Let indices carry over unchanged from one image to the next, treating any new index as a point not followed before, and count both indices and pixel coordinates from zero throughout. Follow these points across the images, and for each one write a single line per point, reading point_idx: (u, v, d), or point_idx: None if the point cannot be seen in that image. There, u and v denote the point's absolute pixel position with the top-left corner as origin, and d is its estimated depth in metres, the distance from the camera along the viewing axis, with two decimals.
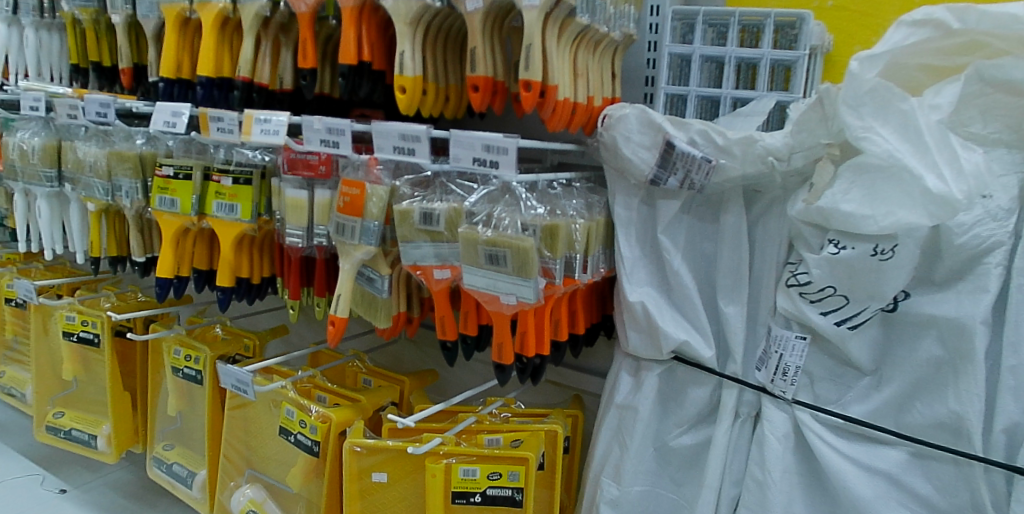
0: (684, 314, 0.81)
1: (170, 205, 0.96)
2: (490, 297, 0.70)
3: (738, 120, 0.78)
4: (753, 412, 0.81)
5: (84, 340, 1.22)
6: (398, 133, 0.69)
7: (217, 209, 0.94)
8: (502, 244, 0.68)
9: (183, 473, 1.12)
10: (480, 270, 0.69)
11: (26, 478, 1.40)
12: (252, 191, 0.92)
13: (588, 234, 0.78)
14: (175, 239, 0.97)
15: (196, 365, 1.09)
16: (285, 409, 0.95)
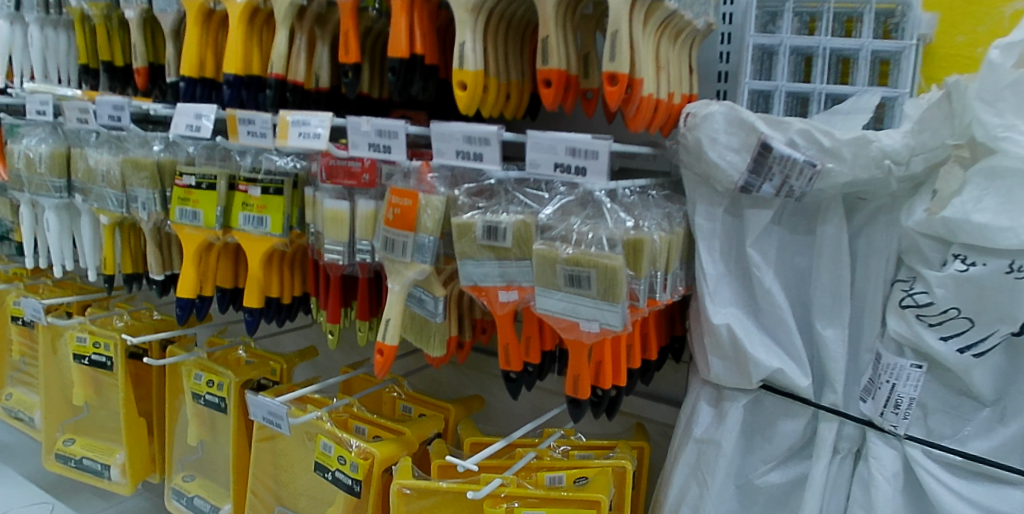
0: (776, 338, 0.72)
1: (192, 218, 0.87)
2: (568, 323, 0.61)
3: (837, 118, 0.70)
4: (854, 447, 0.70)
5: (97, 363, 1.13)
6: (462, 135, 0.61)
7: (243, 222, 0.85)
8: (585, 263, 0.59)
9: (206, 508, 1.05)
10: (557, 292, 0.61)
11: (34, 507, 1.31)
12: (283, 201, 0.83)
13: (668, 248, 0.69)
14: (197, 255, 0.89)
15: (220, 391, 1.00)
16: (320, 442, 0.85)
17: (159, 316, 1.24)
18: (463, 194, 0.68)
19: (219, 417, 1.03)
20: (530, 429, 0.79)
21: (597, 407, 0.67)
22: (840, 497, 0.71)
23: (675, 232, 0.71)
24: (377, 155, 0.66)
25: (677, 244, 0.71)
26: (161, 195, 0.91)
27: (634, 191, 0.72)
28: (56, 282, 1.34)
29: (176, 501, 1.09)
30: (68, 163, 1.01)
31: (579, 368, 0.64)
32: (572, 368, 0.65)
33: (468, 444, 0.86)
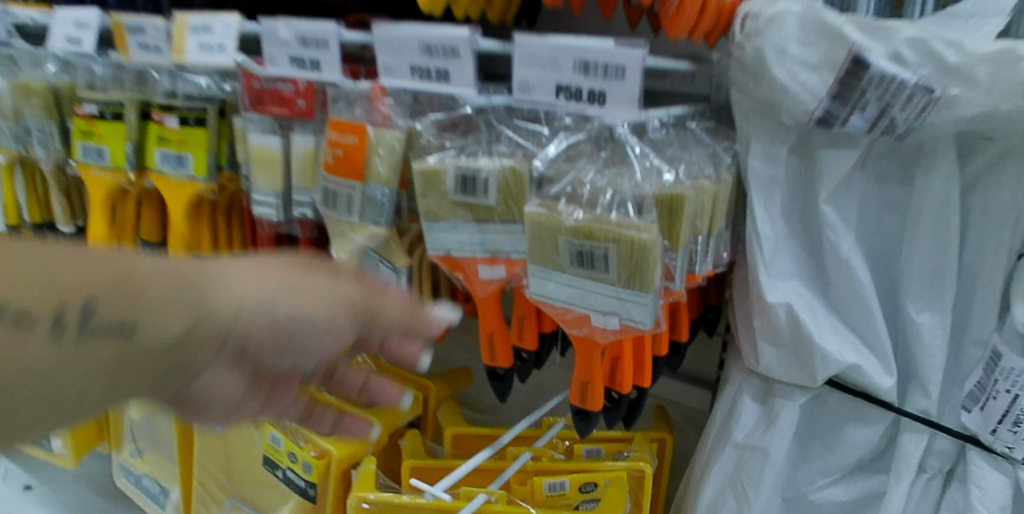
0: (851, 322, 0.54)
1: (97, 157, 0.69)
2: (576, 316, 0.44)
3: (957, 24, 0.49)
4: (946, 467, 0.54)
5: None
6: (417, 44, 0.42)
7: (160, 162, 0.67)
8: (600, 235, 0.41)
9: (154, 489, 0.87)
10: (560, 273, 0.44)
11: None
12: (206, 134, 0.65)
13: (711, 205, 0.50)
14: (109, 202, 0.71)
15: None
16: (268, 434, 0.68)
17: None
18: (431, 132, 0.48)
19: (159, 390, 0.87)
20: (525, 426, 0.62)
21: (611, 417, 0.51)
22: None
23: (719, 181, 0.52)
24: (301, 74, 0.47)
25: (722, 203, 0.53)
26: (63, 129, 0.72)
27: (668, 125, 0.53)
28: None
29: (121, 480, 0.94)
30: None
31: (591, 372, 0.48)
32: (580, 372, 0.48)
33: (450, 437, 0.69)
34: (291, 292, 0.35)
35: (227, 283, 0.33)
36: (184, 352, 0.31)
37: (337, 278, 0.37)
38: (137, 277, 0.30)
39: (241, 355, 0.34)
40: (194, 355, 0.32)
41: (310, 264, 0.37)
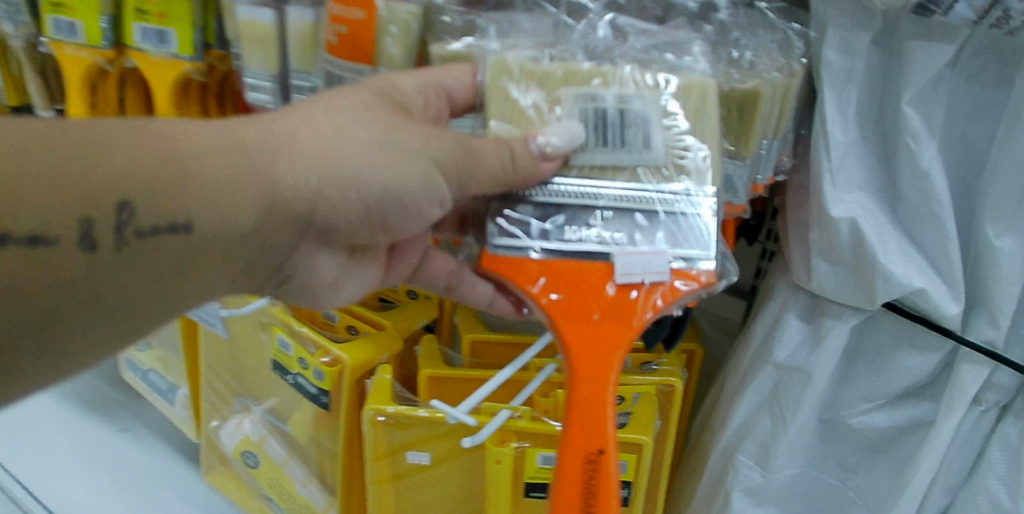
0: (921, 242, 0.48)
1: (70, 32, 0.60)
2: (594, 266, 0.41)
3: None
4: (1002, 401, 0.50)
5: None
6: None
7: (139, 38, 0.58)
8: (635, 94, 0.42)
9: (161, 386, 0.85)
10: (576, 160, 0.42)
11: None
12: (189, 5, 0.56)
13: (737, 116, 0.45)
14: (87, 84, 0.63)
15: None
16: (276, 338, 0.64)
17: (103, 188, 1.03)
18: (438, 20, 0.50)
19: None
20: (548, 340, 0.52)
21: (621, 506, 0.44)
22: (967, 456, 0.52)
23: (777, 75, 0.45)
24: None
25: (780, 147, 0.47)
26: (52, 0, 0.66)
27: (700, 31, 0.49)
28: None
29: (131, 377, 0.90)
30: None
31: (592, 416, 0.41)
32: (573, 401, 0.41)
33: (469, 346, 0.63)
34: (364, 158, 0.39)
35: (289, 159, 0.37)
36: (268, 230, 0.39)
37: (427, 143, 0.40)
38: (187, 165, 0.35)
39: (331, 232, 0.42)
40: (271, 236, 0.39)
41: (404, 116, 0.41)
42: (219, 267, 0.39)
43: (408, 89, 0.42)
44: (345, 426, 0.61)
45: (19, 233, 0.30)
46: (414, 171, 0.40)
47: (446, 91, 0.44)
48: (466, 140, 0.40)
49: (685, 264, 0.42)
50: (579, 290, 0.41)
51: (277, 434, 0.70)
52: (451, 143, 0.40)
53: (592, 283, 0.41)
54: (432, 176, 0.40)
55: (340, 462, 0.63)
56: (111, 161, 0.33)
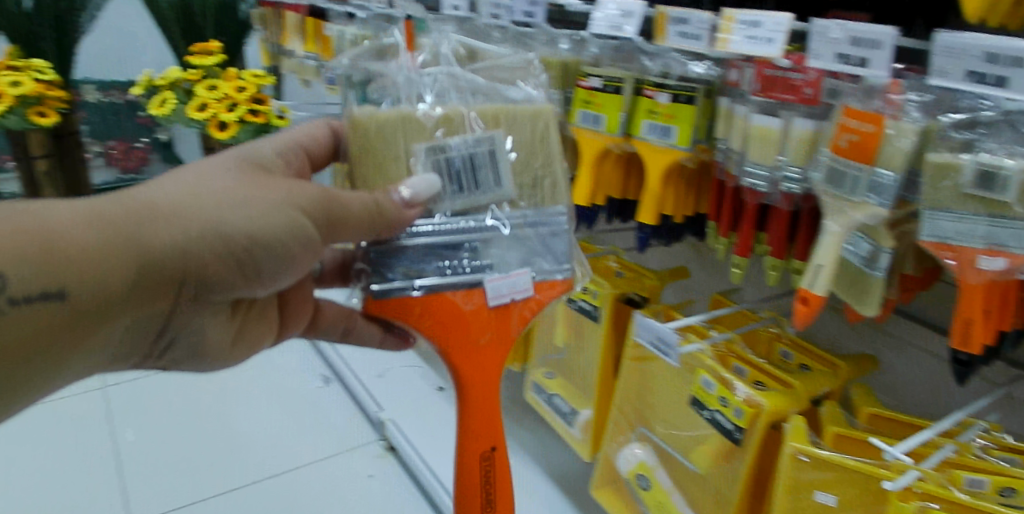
0: None
1: (594, 122, 0.85)
2: (461, 300, 0.63)
3: None
4: None
5: (584, 309, 0.99)
6: (983, 52, 0.48)
7: (646, 131, 0.80)
8: (454, 137, 0.63)
9: (565, 408, 1.04)
10: (440, 206, 0.63)
11: (408, 368, 1.53)
12: (692, 110, 0.76)
13: (545, 148, 0.66)
14: (594, 160, 0.87)
15: (594, 298, 0.96)
16: (700, 378, 0.74)
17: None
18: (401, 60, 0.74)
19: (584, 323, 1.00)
20: (953, 418, 0.62)
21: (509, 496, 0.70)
22: None
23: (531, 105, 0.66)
24: (845, 69, 0.55)
25: (558, 182, 0.66)
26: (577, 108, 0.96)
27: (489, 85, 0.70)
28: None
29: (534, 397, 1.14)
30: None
31: (487, 427, 0.67)
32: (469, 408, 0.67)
33: (878, 421, 0.67)
34: (226, 213, 0.52)
35: (162, 226, 0.49)
36: (151, 291, 0.51)
37: (288, 196, 0.55)
38: (69, 237, 0.46)
39: (212, 286, 0.55)
40: (153, 293, 0.51)
41: (265, 179, 0.55)
42: (116, 323, 0.51)
43: (267, 150, 0.64)
44: (752, 461, 0.69)
45: None
46: (283, 218, 0.54)
47: (307, 149, 0.69)
48: (325, 192, 0.55)
49: (541, 279, 0.66)
50: (451, 326, 0.64)
51: (668, 464, 0.80)
52: (311, 195, 0.55)
53: (462, 317, 0.64)
54: (300, 222, 0.54)
55: (736, 504, 0.71)
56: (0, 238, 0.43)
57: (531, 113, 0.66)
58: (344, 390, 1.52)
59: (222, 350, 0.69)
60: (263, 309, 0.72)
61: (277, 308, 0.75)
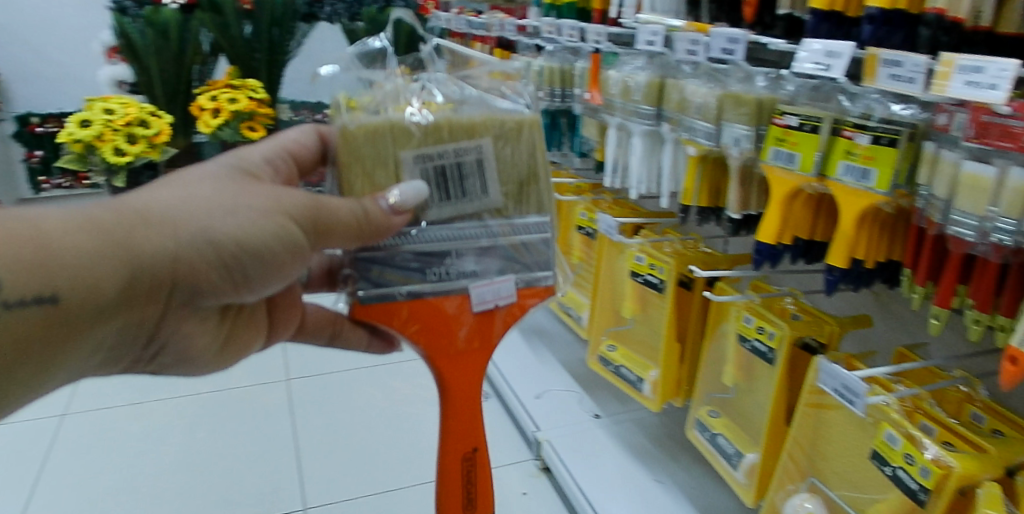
0: None
1: (788, 160, 1.09)
2: (459, 317, 0.94)
3: None
4: None
5: (757, 349, 1.25)
6: None
7: (843, 171, 1.01)
8: (433, 146, 0.87)
9: (729, 449, 1.33)
10: (429, 211, 0.89)
11: (569, 393, 1.94)
12: (893, 154, 0.94)
13: (508, 153, 0.90)
14: (785, 198, 1.12)
15: (770, 341, 1.21)
16: (886, 432, 0.90)
17: (702, 274, 1.31)
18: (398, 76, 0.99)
19: (760, 361, 1.26)
20: None
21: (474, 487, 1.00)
22: None
23: (502, 116, 0.90)
24: None
25: (534, 186, 0.93)
26: (776, 147, 1.11)
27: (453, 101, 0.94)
28: (680, 246, 1.58)
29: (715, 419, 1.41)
30: (771, 113, 1.20)
31: (465, 434, 0.98)
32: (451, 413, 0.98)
33: None
34: (215, 224, 0.76)
35: (144, 236, 0.72)
36: (130, 290, 0.72)
37: (275, 207, 0.80)
38: (58, 249, 0.66)
39: (188, 284, 0.77)
40: (135, 291, 0.73)
41: (245, 188, 0.80)
42: (109, 321, 0.73)
43: (257, 156, 0.89)
44: None
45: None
46: (271, 224, 0.79)
47: (295, 151, 0.94)
48: (312, 202, 0.81)
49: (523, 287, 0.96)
50: (438, 332, 0.94)
51: None
52: (297, 205, 0.80)
53: (450, 319, 0.94)
54: (280, 230, 0.79)
55: None
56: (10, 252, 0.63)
57: (485, 125, 0.89)
58: (499, 405, 2.03)
59: (192, 344, 0.90)
60: (249, 318, 1.01)
61: (267, 312, 1.06)
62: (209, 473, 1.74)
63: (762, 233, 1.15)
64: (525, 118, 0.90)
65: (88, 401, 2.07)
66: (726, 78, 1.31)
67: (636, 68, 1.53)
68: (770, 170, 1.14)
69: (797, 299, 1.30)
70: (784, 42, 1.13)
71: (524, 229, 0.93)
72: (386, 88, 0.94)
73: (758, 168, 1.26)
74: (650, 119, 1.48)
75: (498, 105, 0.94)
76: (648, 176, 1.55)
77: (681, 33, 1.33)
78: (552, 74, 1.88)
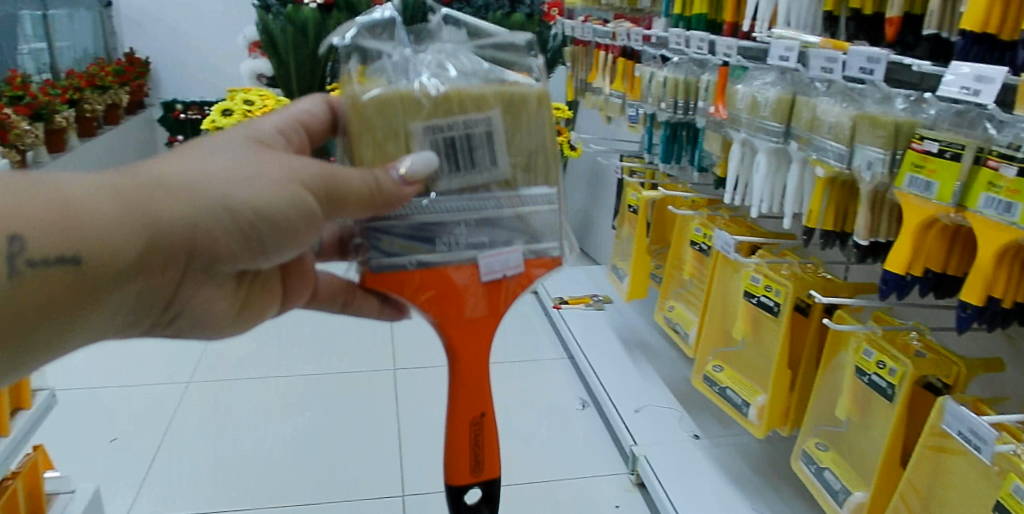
0: None
1: (923, 189, 1.04)
2: (464, 274, 0.80)
3: None
4: None
5: (875, 384, 1.19)
6: None
7: (984, 203, 0.95)
8: (443, 118, 0.75)
9: (836, 485, 1.28)
10: (439, 184, 0.77)
11: (669, 411, 1.91)
12: None
13: (523, 126, 0.78)
14: (918, 227, 1.07)
15: (891, 377, 1.15)
16: (1011, 483, 0.86)
17: (821, 300, 1.27)
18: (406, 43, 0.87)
19: (877, 397, 1.20)
20: None
21: (483, 473, 0.84)
22: None
23: (515, 87, 0.78)
24: None
25: (544, 157, 0.80)
26: (912, 174, 1.06)
27: (459, 70, 0.81)
28: (799, 269, 1.52)
29: (823, 453, 1.36)
30: (909, 138, 1.14)
31: (473, 398, 0.83)
32: (459, 390, 0.83)
33: None
34: (233, 191, 0.65)
35: (167, 200, 0.62)
36: (151, 258, 0.62)
37: (290, 176, 0.69)
38: (71, 206, 0.56)
39: (211, 253, 0.67)
40: (156, 258, 0.63)
41: (262, 157, 0.70)
42: (118, 289, 0.62)
43: (268, 128, 0.77)
44: None
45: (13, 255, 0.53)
46: (287, 192, 0.68)
47: (304, 123, 0.81)
48: (327, 171, 0.69)
49: (536, 256, 0.83)
50: (449, 301, 0.81)
51: None
52: (312, 174, 0.69)
53: (460, 289, 0.81)
54: (303, 197, 0.69)
55: None
56: (17, 208, 0.53)
57: (496, 96, 0.76)
58: (597, 416, 2.03)
59: (218, 314, 0.81)
60: (266, 283, 0.88)
61: (281, 280, 0.91)
62: (321, 451, 1.87)
63: (890, 261, 1.10)
64: (535, 90, 0.78)
65: (220, 370, 2.27)
66: (862, 99, 1.26)
67: (765, 84, 1.49)
68: (904, 197, 1.09)
69: (923, 336, 1.22)
70: (931, 64, 1.07)
71: (532, 205, 0.81)
72: (390, 58, 0.82)
73: (890, 194, 1.19)
74: (777, 137, 1.44)
75: (505, 75, 0.81)
76: (771, 195, 1.50)
77: (816, 50, 1.28)
78: (676, 86, 1.86)
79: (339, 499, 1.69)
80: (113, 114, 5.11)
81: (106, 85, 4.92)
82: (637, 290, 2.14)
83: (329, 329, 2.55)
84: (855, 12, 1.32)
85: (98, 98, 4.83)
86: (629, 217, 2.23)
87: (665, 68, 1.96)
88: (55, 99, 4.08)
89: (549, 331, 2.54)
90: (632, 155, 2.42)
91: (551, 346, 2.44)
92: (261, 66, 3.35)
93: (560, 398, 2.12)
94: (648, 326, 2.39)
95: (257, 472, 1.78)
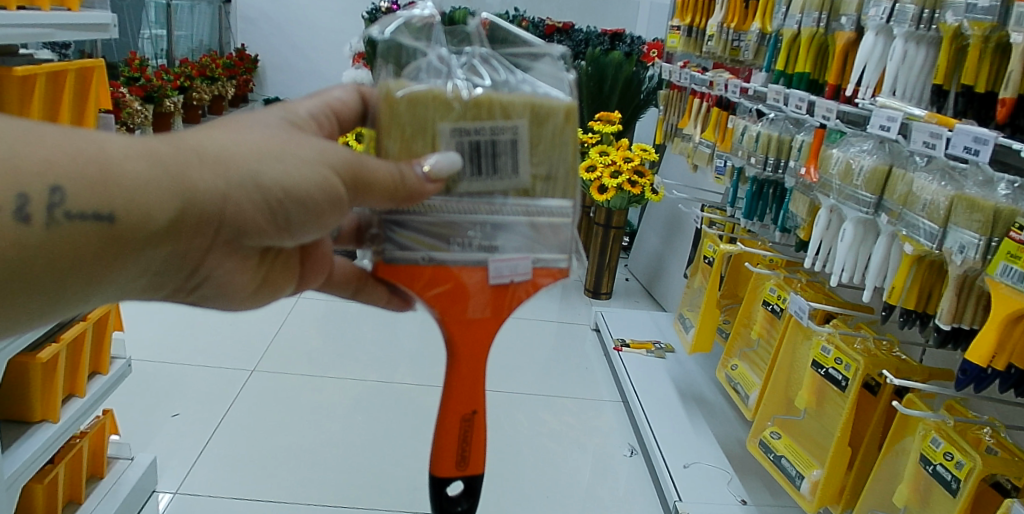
0: None
1: (1014, 281, 1.00)
2: (474, 274, 0.79)
3: None
4: None
5: (940, 475, 1.13)
6: None
7: None
8: (471, 122, 0.73)
9: None
10: (459, 185, 0.75)
11: (719, 471, 1.86)
12: None
13: (548, 139, 0.76)
14: (1005, 320, 1.02)
15: (958, 470, 1.09)
16: None
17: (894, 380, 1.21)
18: (441, 45, 0.86)
19: (941, 489, 1.14)
20: None
21: (477, 466, 0.83)
22: None
23: (545, 99, 0.75)
24: None
25: (565, 171, 0.78)
26: (1006, 262, 1.02)
27: (492, 78, 0.80)
28: (873, 345, 1.48)
29: None
30: (1008, 225, 1.10)
31: (467, 394, 0.81)
32: (454, 388, 0.81)
33: None
34: (265, 167, 0.62)
35: (202, 169, 0.59)
36: (181, 227, 0.59)
37: (319, 157, 0.66)
38: (108, 161, 0.54)
39: (240, 230, 0.64)
40: (186, 230, 0.60)
41: (294, 136, 0.67)
42: (149, 252, 0.59)
43: (303, 112, 0.75)
44: None
45: (61, 205, 0.52)
46: (316, 174, 0.65)
47: (335, 109, 0.80)
48: (355, 158, 0.67)
49: (542, 264, 0.81)
50: (456, 298, 0.80)
51: None
52: (341, 158, 0.66)
53: (468, 290, 0.79)
54: (333, 181, 0.66)
55: None
56: (53, 158, 0.52)
57: (525, 105, 0.74)
58: (643, 463, 2.00)
59: (241, 296, 0.77)
60: (286, 262, 0.83)
61: (300, 260, 0.86)
62: (367, 457, 1.91)
63: (972, 352, 1.05)
64: (565, 104, 0.76)
65: (285, 363, 2.37)
66: (963, 179, 1.22)
67: (862, 151, 1.46)
68: (995, 285, 1.05)
69: (997, 433, 1.17)
70: None
71: (547, 216, 0.78)
72: (425, 58, 0.81)
73: (981, 280, 1.15)
74: (868, 208, 1.40)
75: (536, 86, 0.80)
76: (853, 263, 1.47)
77: (920, 123, 1.25)
78: (768, 142, 1.84)
79: (380, 507, 1.73)
80: (219, 106, 5.44)
81: (215, 76, 5.27)
82: (701, 343, 2.10)
83: (390, 338, 2.63)
84: (966, 88, 1.28)
85: (207, 87, 5.18)
86: (702, 269, 2.20)
87: (759, 123, 1.94)
88: (167, 85, 4.40)
89: (607, 372, 2.52)
90: (714, 206, 2.40)
91: (606, 386, 2.43)
92: (363, 77, 3.51)
93: (609, 442, 2.09)
94: (710, 382, 2.34)
95: (302, 467, 1.84)
